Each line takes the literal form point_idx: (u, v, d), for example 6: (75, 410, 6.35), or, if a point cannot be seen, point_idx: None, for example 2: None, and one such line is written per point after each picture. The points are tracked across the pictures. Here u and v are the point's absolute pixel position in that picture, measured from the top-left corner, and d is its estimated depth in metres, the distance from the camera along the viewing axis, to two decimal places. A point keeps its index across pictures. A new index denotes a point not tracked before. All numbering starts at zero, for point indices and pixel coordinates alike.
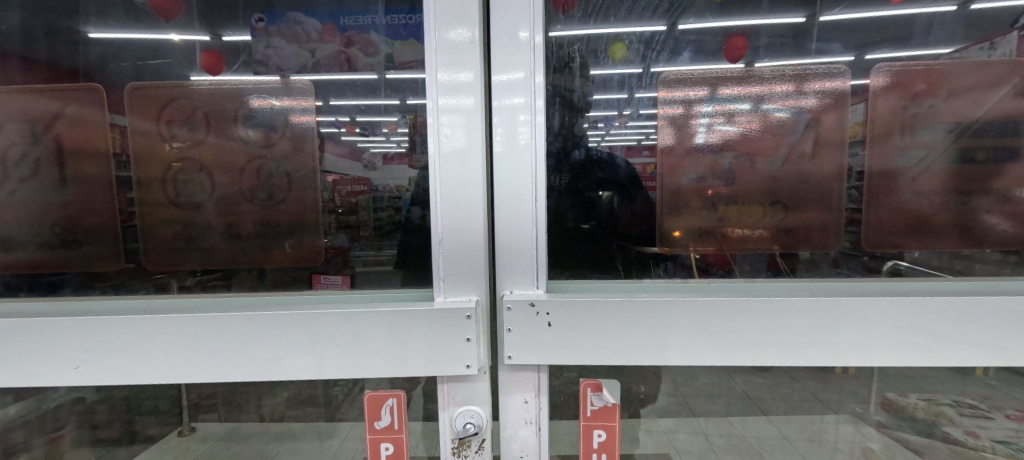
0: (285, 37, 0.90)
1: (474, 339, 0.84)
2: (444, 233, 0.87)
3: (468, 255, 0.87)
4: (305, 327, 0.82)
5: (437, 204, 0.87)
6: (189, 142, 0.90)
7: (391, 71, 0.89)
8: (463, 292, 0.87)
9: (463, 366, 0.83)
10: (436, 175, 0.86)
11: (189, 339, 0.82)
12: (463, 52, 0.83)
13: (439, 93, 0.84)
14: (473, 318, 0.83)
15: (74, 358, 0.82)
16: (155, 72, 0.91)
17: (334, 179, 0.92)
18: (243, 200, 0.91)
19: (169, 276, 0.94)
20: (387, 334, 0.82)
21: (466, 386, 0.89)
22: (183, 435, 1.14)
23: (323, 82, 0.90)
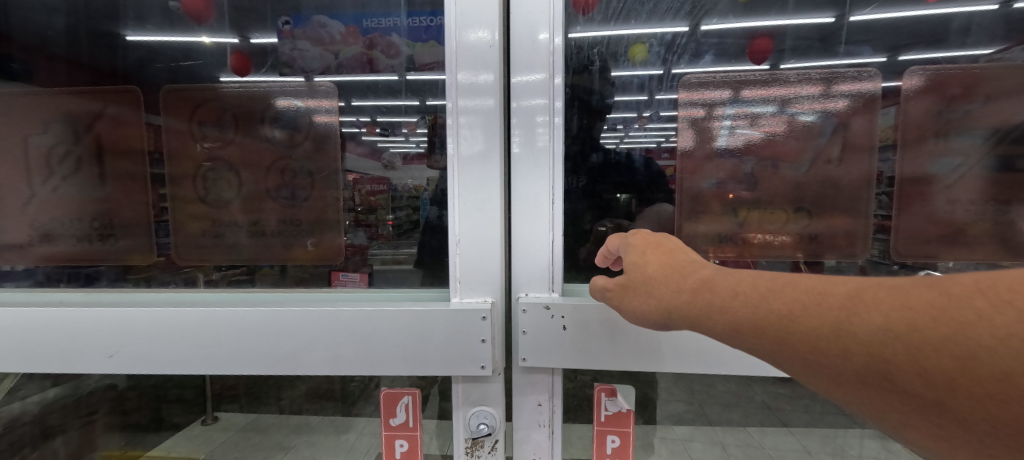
0: (310, 40, 0.92)
1: (488, 339, 0.84)
2: (461, 234, 0.88)
3: (485, 256, 0.88)
4: (322, 323, 0.84)
5: (454, 206, 0.88)
6: (220, 143, 0.94)
7: (411, 72, 0.91)
8: (480, 293, 0.88)
9: (477, 367, 0.83)
10: (454, 178, 0.87)
11: (213, 332, 0.85)
12: (483, 54, 0.83)
13: (458, 96, 0.85)
14: (489, 319, 0.83)
15: (110, 346, 0.86)
16: (188, 74, 0.95)
17: (354, 178, 0.94)
18: (268, 199, 0.94)
19: (196, 270, 0.97)
20: (405, 332, 0.83)
21: (481, 387, 0.89)
22: (206, 424, 1.18)
23: (346, 83, 0.92)
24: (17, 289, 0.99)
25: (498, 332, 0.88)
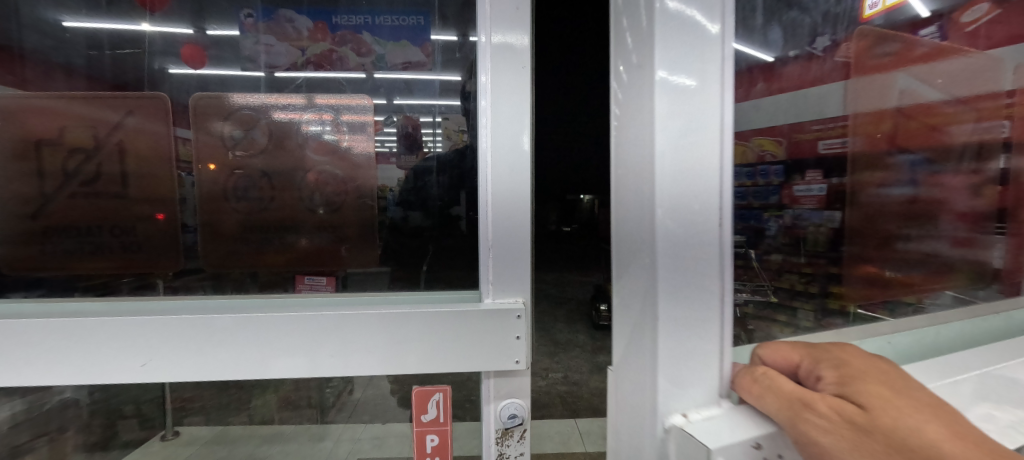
0: (275, 34, 0.91)
1: (523, 336, 0.84)
2: (493, 240, 0.85)
3: (518, 263, 0.85)
4: (310, 327, 0.79)
5: (487, 209, 0.85)
6: (253, 151, 0.89)
7: (381, 70, 0.91)
8: (512, 293, 0.85)
9: (512, 362, 0.84)
10: (487, 183, 0.84)
11: (183, 340, 0.77)
12: (517, 59, 0.81)
13: (494, 99, 0.82)
14: (523, 317, 0.84)
15: (144, 354, 0.76)
16: (219, 82, 0.90)
17: (315, 178, 0.91)
18: (301, 209, 0.92)
19: (154, 274, 0.91)
20: (442, 327, 0.81)
21: (512, 379, 0.88)
22: (167, 439, 1.46)
23: (311, 79, 0.91)
24: (25, 300, 0.88)
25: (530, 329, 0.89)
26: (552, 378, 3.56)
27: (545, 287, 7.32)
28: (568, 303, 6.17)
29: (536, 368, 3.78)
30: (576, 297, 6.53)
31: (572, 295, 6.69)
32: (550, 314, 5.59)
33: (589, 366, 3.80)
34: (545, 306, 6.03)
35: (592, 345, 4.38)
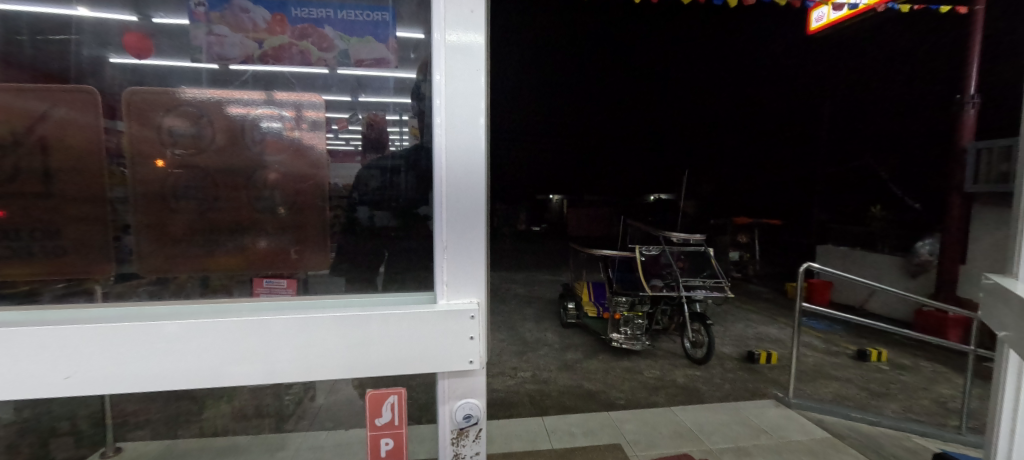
0: (229, 25, 0.83)
1: (477, 337, 0.84)
2: (449, 241, 0.84)
3: (473, 263, 0.85)
4: (256, 332, 0.75)
5: (441, 209, 0.84)
6: (193, 150, 0.84)
7: (345, 67, 0.89)
8: (466, 294, 0.85)
9: (466, 363, 0.83)
10: (441, 183, 0.83)
11: (123, 348, 0.72)
12: (471, 59, 0.81)
13: (449, 99, 0.81)
14: (477, 317, 0.84)
15: (65, 366, 0.70)
16: (160, 77, 0.85)
17: (272, 177, 0.88)
18: (246, 209, 0.88)
19: (90, 281, 0.85)
20: (395, 329, 0.79)
21: (467, 379, 0.88)
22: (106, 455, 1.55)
23: (271, 74, 0.87)
24: None
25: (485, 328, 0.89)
26: (520, 377, 3.59)
27: (515, 286, 7.36)
28: (537, 302, 6.23)
29: (505, 367, 3.80)
30: (546, 295, 6.61)
31: (541, 294, 6.76)
32: (519, 313, 5.63)
33: (558, 364, 3.85)
34: (514, 305, 6.07)
35: (561, 342, 4.45)
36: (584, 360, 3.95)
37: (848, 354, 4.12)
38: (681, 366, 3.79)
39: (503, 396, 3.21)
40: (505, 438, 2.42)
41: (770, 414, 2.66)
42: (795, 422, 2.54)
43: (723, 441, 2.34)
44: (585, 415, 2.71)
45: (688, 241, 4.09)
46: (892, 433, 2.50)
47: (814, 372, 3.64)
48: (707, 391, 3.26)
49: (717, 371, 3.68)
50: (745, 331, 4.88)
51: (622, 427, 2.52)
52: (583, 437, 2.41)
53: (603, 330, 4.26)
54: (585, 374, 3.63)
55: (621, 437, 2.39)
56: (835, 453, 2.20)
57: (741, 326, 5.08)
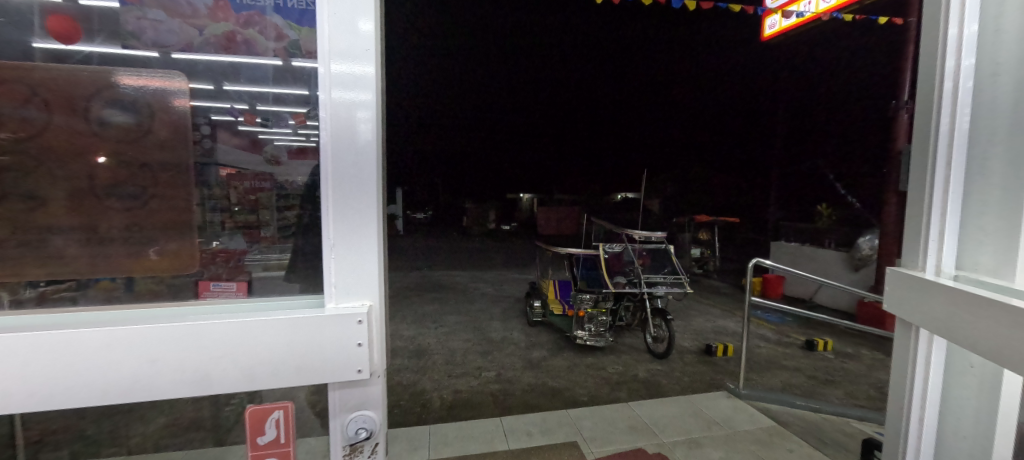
0: (165, 10, 0.79)
1: (365, 343, 0.80)
2: (335, 239, 0.79)
3: (364, 265, 0.81)
4: (187, 342, 0.73)
5: (326, 206, 0.79)
6: (22, 132, 0.71)
7: (297, 58, 0.82)
8: (357, 297, 0.81)
9: (354, 371, 0.80)
10: (326, 177, 0.78)
11: (45, 361, 0.69)
12: (359, 43, 0.77)
13: (331, 87, 0.77)
14: (365, 322, 0.80)
15: None
16: (25, 52, 0.73)
17: (229, 174, 0.87)
18: (93, 198, 0.74)
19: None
20: (282, 334, 0.77)
21: (359, 390, 0.84)
22: None
23: (215, 64, 0.82)
24: None
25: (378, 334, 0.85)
26: (484, 376, 3.57)
27: (483, 285, 7.31)
28: (505, 300, 6.22)
29: (470, 368, 3.76)
30: (514, 293, 6.62)
31: (510, 292, 6.76)
32: (486, 312, 5.59)
33: (523, 363, 3.87)
34: (482, 303, 6.05)
35: (526, 341, 4.47)
36: (549, 358, 4.00)
37: (798, 345, 4.46)
38: (643, 361, 3.93)
39: (466, 398, 3.17)
40: (464, 441, 2.40)
41: (722, 405, 2.82)
42: (743, 413, 2.71)
43: (677, 434, 2.46)
44: (545, 413, 2.74)
45: (651, 239, 4.25)
46: (829, 418, 2.73)
47: (768, 363, 3.93)
48: (667, 385, 3.41)
49: (676, 365, 3.86)
50: (704, 325, 5.14)
51: (581, 425, 2.57)
52: (542, 436, 2.44)
53: (568, 327, 4.33)
54: (550, 372, 3.68)
55: (577, 435, 2.45)
56: (779, 441, 2.38)
57: (701, 320, 5.34)
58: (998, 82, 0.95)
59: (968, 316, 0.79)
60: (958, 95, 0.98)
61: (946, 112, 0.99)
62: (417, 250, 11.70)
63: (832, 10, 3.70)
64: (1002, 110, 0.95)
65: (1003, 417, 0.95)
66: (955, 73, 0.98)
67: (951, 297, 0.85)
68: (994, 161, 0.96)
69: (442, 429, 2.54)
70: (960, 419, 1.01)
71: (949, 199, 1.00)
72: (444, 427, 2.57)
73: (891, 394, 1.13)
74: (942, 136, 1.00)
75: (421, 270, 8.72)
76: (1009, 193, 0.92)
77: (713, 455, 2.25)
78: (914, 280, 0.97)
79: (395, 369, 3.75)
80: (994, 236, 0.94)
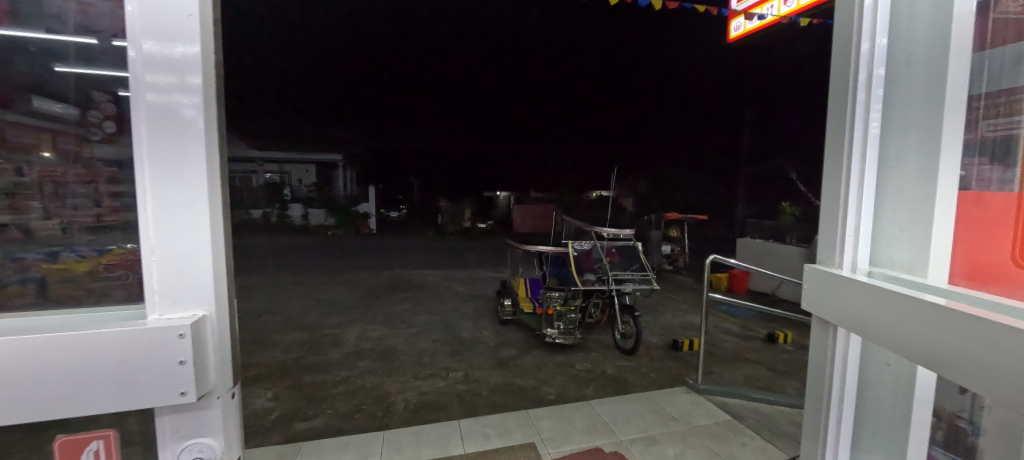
0: None
1: (189, 361, 0.72)
2: (156, 241, 0.74)
3: (193, 269, 0.75)
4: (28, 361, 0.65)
5: (146, 203, 0.74)
6: None
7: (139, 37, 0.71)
8: (187, 307, 0.75)
9: (177, 394, 0.71)
10: (145, 173, 0.73)
11: None
12: (175, 25, 0.71)
13: (146, 74, 0.71)
14: (188, 336, 0.72)
15: None
16: None
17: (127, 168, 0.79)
18: None
19: None
20: (82, 356, 0.67)
21: (192, 415, 0.77)
22: None
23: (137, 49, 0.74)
24: None
25: (214, 347, 0.78)
26: (452, 377, 3.54)
27: (457, 283, 7.26)
28: (478, 299, 6.20)
29: (437, 368, 3.73)
30: (487, 292, 6.60)
31: (483, 290, 6.74)
32: (458, 312, 5.55)
33: (491, 362, 3.86)
34: (454, 303, 6.01)
35: (497, 340, 4.46)
36: (519, 357, 4.00)
37: (761, 338, 4.63)
38: (611, 357, 3.99)
39: (431, 399, 3.13)
40: (418, 447, 2.37)
41: (681, 400, 2.89)
42: (701, 407, 2.79)
43: (635, 431, 2.51)
44: (505, 415, 2.73)
45: (619, 236, 4.32)
46: (785, 410, 2.84)
47: (731, 356, 4.06)
48: (633, 381, 3.47)
49: (644, 360, 3.93)
50: (673, 320, 5.26)
51: (539, 425, 2.59)
52: (499, 438, 2.44)
53: (539, 325, 4.34)
54: (518, 370, 3.68)
55: (536, 436, 2.46)
56: (734, 434, 2.46)
57: (671, 316, 5.47)
58: (912, 68, 0.84)
59: (884, 313, 0.70)
60: (870, 84, 0.89)
61: (861, 98, 0.90)
62: (391, 249, 11.55)
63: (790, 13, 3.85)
64: (914, 94, 0.84)
65: (920, 413, 0.83)
66: (870, 59, 0.89)
67: (867, 293, 0.74)
68: (908, 150, 0.85)
69: (397, 435, 2.50)
70: (877, 415, 0.89)
71: (865, 194, 0.90)
72: (398, 432, 2.53)
73: (811, 387, 1.03)
74: (856, 131, 0.91)
75: (394, 269, 8.60)
76: (922, 182, 0.82)
77: (668, 451, 2.31)
78: (830, 274, 0.84)
79: (359, 372, 3.67)
80: (909, 228, 0.84)
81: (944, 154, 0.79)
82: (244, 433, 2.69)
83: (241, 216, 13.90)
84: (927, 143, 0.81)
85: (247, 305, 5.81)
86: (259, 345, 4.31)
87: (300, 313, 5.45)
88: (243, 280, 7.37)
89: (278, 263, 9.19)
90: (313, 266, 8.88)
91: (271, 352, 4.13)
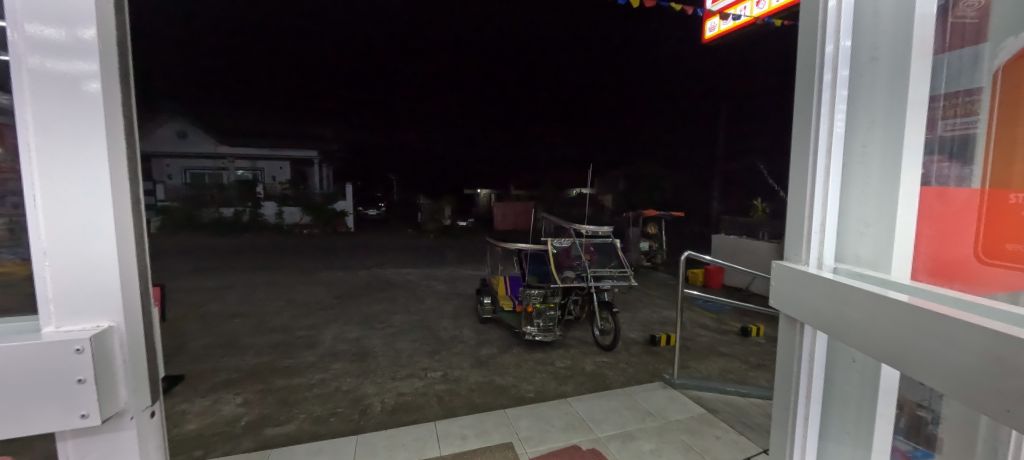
0: None
1: (88, 379, 0.69)
2: (48, 244, 0.70)
3: (95, 273, 0.72)
4: None
5: (36, 201, 0.69)
6: None
7: (20, 18, 0.66)
8: (88, 319, 0.72)
9: (77, 417, 0.70)
10: (32, 172, 0.68)
11: None
12: (68, 7, 0.68)
13: (30, 58, 0.66)
14: (87, 352, 0.69)
15: None
16: None
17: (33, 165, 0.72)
18: None
19: None
20: None
21: (103, 439, 0.75)
22: None
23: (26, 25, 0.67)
24: None
25: (123, 362, 0.75)
26: (430, 377, 3.51)
27: (437, 282, 7.20)
28: (458, 297, 6.16)
29: (415, 369, 3.68)
30: (467, 290, 6.57)
31: (463, 289, 6.71)
32: (437, 311, 5.50)
33: (470, 361, 3.84)
34: (433, 302, 5.95)
35: (476, 338, 4.45)
36: (498, 355, 4.00)
37: (735, 332, 4.77)
38: (590, 354, 4.04)
39: (409, 401, 3.09)
40: (394, 450, 2.34)
41: (657, 396, 2.95)
42: (677, 402, 2.85)
43: (612, 428, 2.55)
44: (481, 415, 2.72)
45: (597, 233, 4.37)
46: (757, 402, 2.94)
47: (706, 350, 4.17)
48: (611, 377, 3.52)
49: (622, 356, 3.99)
50: (651, 316, 5.37)
51: (517, 425, 2.59)
52: (476, 439, 2.44)
53: (518, 323, 4.35)
54: (498, 369, 3.68)
55: (514, 436, 2.47)
56: (707, 428, 2.52)
57: (648, 311, 5.57)
58: (876, 67, 0.83)
59: (850, 310, 0.71)
60: (835, 84, 0.87)
61: (827, 98, 0.87)
62: (369, 248, 11.35)
63: (766, 15, 3.98)
64: (877, 92, 0.83)
65: (884, 406, 0.83)
66: (834, 59, 0.87)
67: (833, 291, 0.75)
68: (872, 148, 0.84)
69: (372, 438, 2.46)
70: (842, 411, 0.89)
71: (830, 193, 0.88)
72: (373, 436, 2.49)
73: (779, 377, 1.00)
74: (822, 135, 0.88)
75: (372, 268, 8.45)
76: (885, 181, 0.81)
77: (644, 446, 2.35)
78: (797, 272, 0.86)
79: (335, 374, 3.59)
80: (874, 225, 0.83)
81: (909, 156, 0.79)
82: (212, 441, 2.60)
83: (210, 215, 13.37)
84: (889, 145, 0.81)
85: (216, 307, 5.60)
86: (228, 349, 4.16)
87: (273, 315, 5.29)
88: (212, 281, 7.10)
89: (250, 263, 8.89)
90: (287, 266, 8.63)
91: (242, 356, 4.00)
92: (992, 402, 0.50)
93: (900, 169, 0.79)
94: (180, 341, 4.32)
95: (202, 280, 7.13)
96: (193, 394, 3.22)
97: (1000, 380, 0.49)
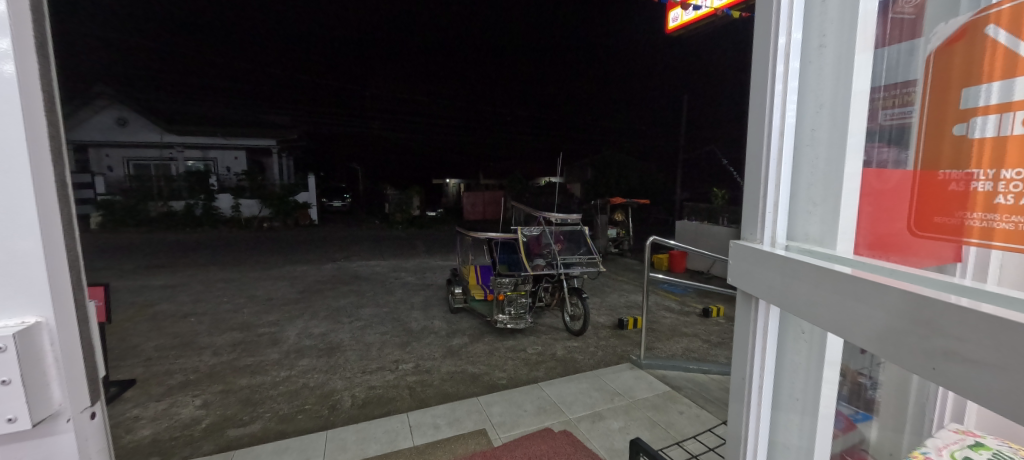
0: None
1: (12, 380, 0.63)
2: None
3: (12, 268, 0.64)
4: None
5: None
6: None
7: None
8: (10, 314, 0.65)
9: (1, 422, 0.64)
10: None
11: None
12: None
13: None
14: (10, 350, 0.63)
15: None
16: None
17: None
18: None
19: None
20: None
21: (34, 443, 0.70)
22: None
23: None
24: None
25: (54, 359, 0.69)
26: (402, 369, 3.48)
27: (406, 274, 7.08)
28: (428, 288, 6.10)
29: (386, 362, 3.63)
30: (437, 281, 6.51)
31: (433, 280, 6.64)
32: (407, 302, 5.42)
33: (442, 352, 3.83)
34: (403, 294, 5.87)
35: (448, 329, 4.43)
36: (470, 344, 4.00)
37: (697, 313, 5.00)
38: (561, 339, 4.12)
39: (380, 393, 3.06)
40: (365, 443, 2.31)
41: (625, 376, 3.06)
42: (643, 381, 2.98)
43: (582, 410, 2.62)
44: (454, 404, 2.73)
45: (566, 221, 4.43)
46: (717, 378, 3.11)
47: (670, 331, 4.36)
48: (582, 361, 3.61)
49: (591, 340, 4.11)
50: (619, 301, 5.53)
51: (490, 411, 2.62)
52: (449, 428, 2.44)
53: (490, 312, 4.37)
54: (470, 358, 3.69)
55: (486, 422, 2.50)
56: (672, 404, 2.65)
57: (616, 296, 5.74)
58: (823, 56, 0.88)
59: (798, 284, 0.76)
60: (786, 75, 0.92)
61: (778, 88, 0.92)
62: (334, 240, 11.02)
63: (724, 7, 4.13)
64: (825, 81, 0.88)
65: (829, 373, 0.91)
66: (785, 52, 0.91)
67: (784, 267, 0.80)
68: (820, 133, 0.89)
69: (342, 433, 2.42)
70: (792, 379, 0.95)
71: (782, 175, 0.93)
72: (343, 430, 2.45)
73: (736, 349, 1.05)
74: (774, 125, 0.93)
75: (337, 262, 8.20)
76: (832, 165, 0.87)
77: (613, 425, 2.44)
78: (752, 251, 0.91)
79: (301, 370, 3.48)
80: (821, 203, 0.89)
81: (852, 141, 0.85)
82: (170, 446, 2.47)
83: (158, 209, 12.44)
84: (834, 130, 0.86)
85: (168, 306, 5.28)
86: (184, 349, 3.94)
87: (231, 313, 5.04)
88: (162, 280, 6.65)
89: (204, 259, 8.40)
90: (245, 261, 8.22)
91: (199, 356, 3.80)
92: (920, 361, 0.55)
93: (844, 153, 0.85)
94: (128, 344, 4.04)
95: (152, 279, 6.68)
96: (145, 399, 3.04)
97: (926, 341, 0.53)
